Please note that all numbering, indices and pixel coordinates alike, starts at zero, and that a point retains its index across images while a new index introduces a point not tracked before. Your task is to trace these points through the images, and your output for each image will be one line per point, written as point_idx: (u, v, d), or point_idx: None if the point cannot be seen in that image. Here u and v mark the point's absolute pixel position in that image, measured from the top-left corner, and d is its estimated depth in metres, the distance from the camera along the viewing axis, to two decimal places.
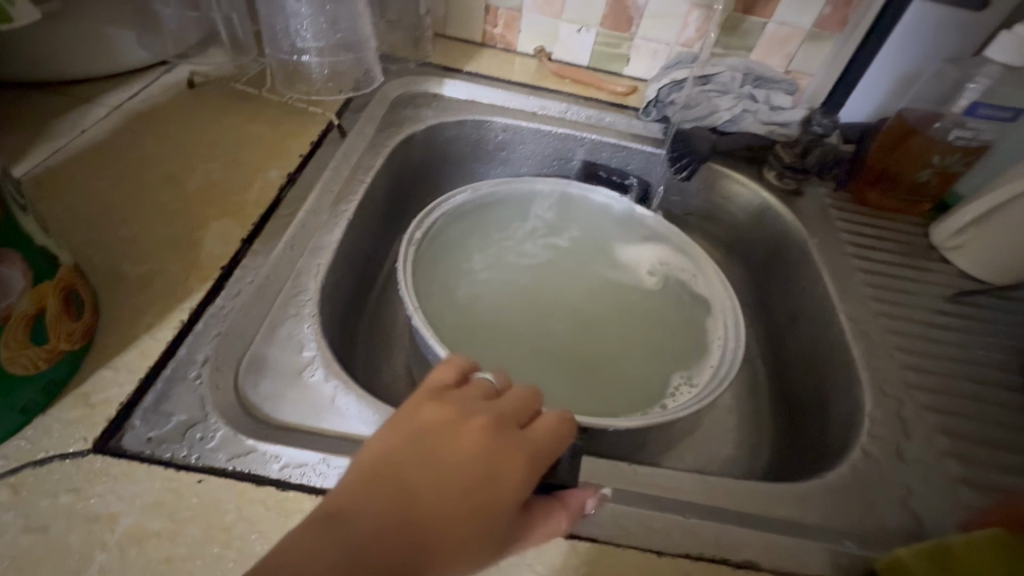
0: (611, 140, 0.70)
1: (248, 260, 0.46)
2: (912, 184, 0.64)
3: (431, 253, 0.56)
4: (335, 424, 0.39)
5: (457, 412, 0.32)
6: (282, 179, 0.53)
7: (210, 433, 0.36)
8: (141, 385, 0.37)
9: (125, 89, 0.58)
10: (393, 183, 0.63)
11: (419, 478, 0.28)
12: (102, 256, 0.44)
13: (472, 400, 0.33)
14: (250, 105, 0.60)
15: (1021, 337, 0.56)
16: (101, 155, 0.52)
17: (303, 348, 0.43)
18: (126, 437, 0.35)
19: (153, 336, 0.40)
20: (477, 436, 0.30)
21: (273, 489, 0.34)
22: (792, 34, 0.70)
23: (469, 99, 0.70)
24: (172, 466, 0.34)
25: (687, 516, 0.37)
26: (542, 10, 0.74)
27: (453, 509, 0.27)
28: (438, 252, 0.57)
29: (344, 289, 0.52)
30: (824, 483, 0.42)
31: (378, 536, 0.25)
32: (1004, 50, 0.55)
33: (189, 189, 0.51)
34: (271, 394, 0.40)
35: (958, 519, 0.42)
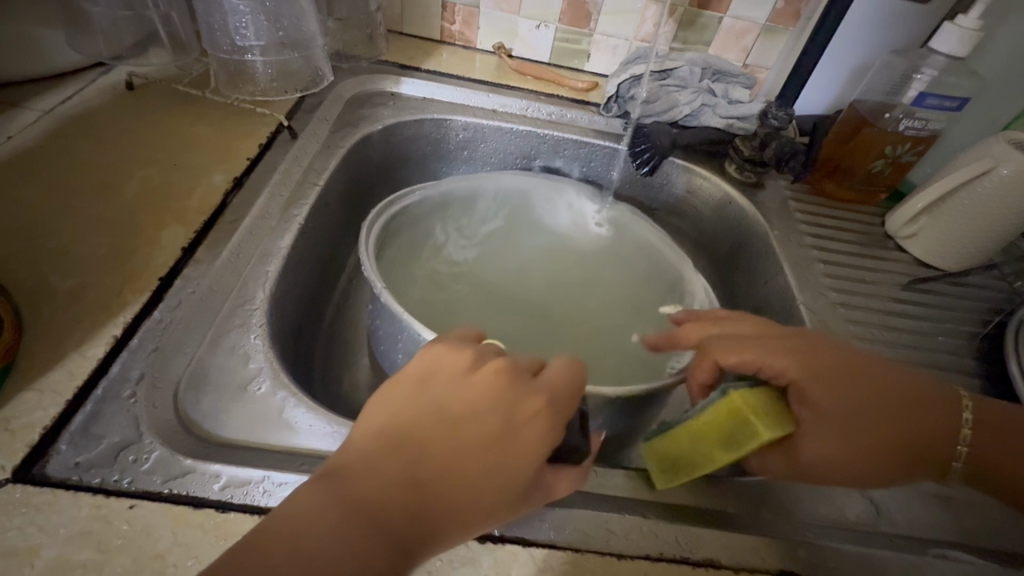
0: (573, 137, 0.69)
1: (189, 269, 0.44)
2: (866, 175, 0.65)
3: (393, 247, 0.53)
4: (283, 439, 0.37)
5: (472, 366, 0.31)
6: (228, 184, 0.51)
7: (145, 455, 0.34)
8: (69, 407, 0.35)
9: (58, 93, 0.55)
10: (350, 185, 0.61)
11: (430, 437, 0.28)
12: (29, 270, 0.41)
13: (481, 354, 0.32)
14: (194, 108, 0.58)
15: (972, 322, 0.57)
16: (30, 162, 0.49)
17: (249, 359, 0.41)
18: (51, 463, 0.33)
19: (83, 353, 0.37)
20: (491, 394, 0.29)
21: (212, 511, 0.32)
22: (748, 28, 0.70)
23: (427, 98, 0.69)
24: (102, 492, 0.32)
25: (648, 517, 0.37)
26: (500, 6, 0.72)
27: (464, 471, 0.27)
28: (406, 241, 0.55)
29: (297, 297, 0.50)
30: (784, 476, 0.42)
31: (385, 496, 0.26)
32: (948, 41, 0.56)
33: (126, 196, 0.48)
34: (213, 410, 0.38)
35: (916, 504, 0.42)
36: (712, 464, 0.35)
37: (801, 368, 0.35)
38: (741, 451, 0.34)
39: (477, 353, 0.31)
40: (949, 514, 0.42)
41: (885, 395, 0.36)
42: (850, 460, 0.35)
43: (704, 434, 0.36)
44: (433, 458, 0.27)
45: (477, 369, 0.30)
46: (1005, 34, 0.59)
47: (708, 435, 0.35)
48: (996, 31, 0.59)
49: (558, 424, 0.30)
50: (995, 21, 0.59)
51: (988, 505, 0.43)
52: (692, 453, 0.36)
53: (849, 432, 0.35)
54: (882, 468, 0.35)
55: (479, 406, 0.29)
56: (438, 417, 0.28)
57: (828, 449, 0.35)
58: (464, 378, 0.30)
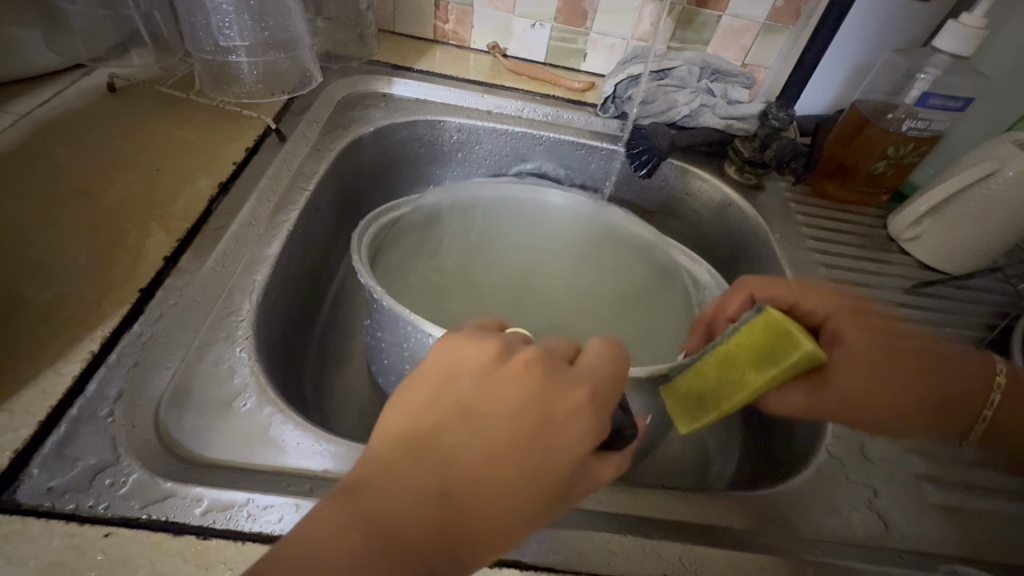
0: (569, 138, 0.68)
1: (172, 279, 0.43)
2: (868, 176, 0.64)
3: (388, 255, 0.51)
4: (269, 458, 0.36)
5: (497, 355, 0.28)
6: (213, 189, 0.49)
7: (122, 478, 0.32)
8: (42, 428, 0.33)
9: (36, 95, 0.53)
10: (341, 189, 0.59)
11: (456, 441, 0.25)
12: (2, 282, 0.40)
13: (505, 343, 0.29)
14: (179, 110, 0.56)
15: (978, 325, 0.56)
16: (4, 168, 0.47)
17: (234, 374, 0.39)
18: (22, 488, 0.31)
19: (57, 370, 0.36)
20: (521, 389, 0.26)
21: (192, 538, 0.30)
22: (747, 27, 0.69)
23: (420, 99, 0.67)
24: (75, 519, 0.30)
25: (650, 536, 0.36)
26: (494, 4, 0.71)
27: (497, 477, 0.24)
28: (406, 247, 0.53)
29: (286, 306, 0.49)
30: (790, 490, 0.41)
31: (410, 512, 0.23)
32: (951, 40, 0.55)
33: (107, 202, 0.47)
34: (196, 428, 0.36)
35: (925, 518, 0.41)
36: (734, 393, 0.36)
37: (829, 306, 0.42)
38: (761, 373, 0.34)
39: (504, 343, 0.28)
40: (958, 527, 0.41)
41: (908, 350, 0.40)
42: (866, 400, 0.38)
43: (734, 359, 0.37)
44: (459, 468, 0.24)
45: (505, 364, 0.27)
46: (1009, 32, 0.57)
47: (738, 357, 0.36)
48: (1000, 29, 0.58)
49: (599, 416, 0.27)
50: (999, 18, 0.57)
51: (998, 518, 0.42)
52: (721, 380, 0.37)
53: (873, 376, 0.38)
54: (902, 408, 0.39)
55: (507, 406, 0.26)
56: (464, 419, 0.26)
57: (846, 387, 0.38)
58: (491, 373, 0.27)
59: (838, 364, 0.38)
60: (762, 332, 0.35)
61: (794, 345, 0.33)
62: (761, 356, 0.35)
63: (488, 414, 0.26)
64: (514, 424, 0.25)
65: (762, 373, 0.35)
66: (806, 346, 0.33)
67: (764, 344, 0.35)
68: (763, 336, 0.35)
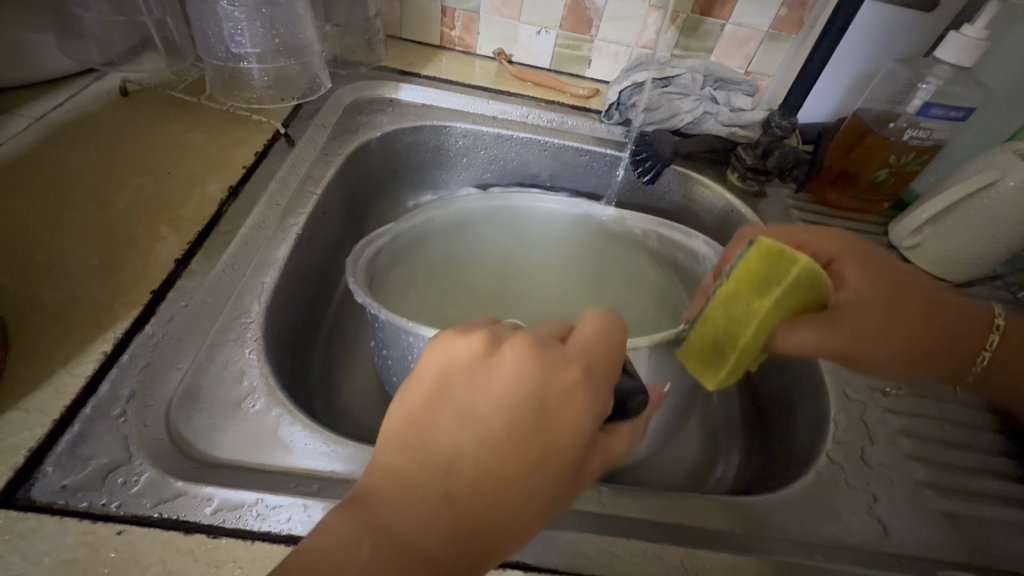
0: (573, 144, 0.68)
1: (183, 282, 0.43)
2: (869, 184, 0.64)
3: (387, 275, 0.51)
4: (277, 458, 0.36)
5: (487, 347, 0.28)
6: (223, 193, 0.50)
7: (134, 477, 0.33)
8: (56, 427, 0.34)
9: (49, 99, 0.54)
10: (348, 193, 0.60)
11: (456, 439, 0.25)
12: (16, 283, 0.40)
13: (495, 333, 0.29)
14: (189, 114, 0.57)
15: None
16: (19, 170, 0.48)
17: (244, 376, 0.39)
18: (37, 486, 0.32)
19: (71, 371, 0.36)
20: (515, 377, 0.27)
21: (203, 537, 0.31)
22: (750, 35, 0.69)
23: (426, 104, 0.68)
24: (89, 517, 0.31)
25: (652, 539, 0.36)
26: (500, 12, 0.72)
27: (501, 470, 0.25)
28: (406, 267, 0.53)
29: (294, 308, 0.49)
30: (790, 494, 0.42)
31: (417, 517, 0.24)
32: (953, 50, 0.56)
33: (119, 205, 0.47)
34: (206, 428, 0.37)
35: (923, 525, 0.42)
36: (749, 321, 0.36)
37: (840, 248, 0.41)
38: (767, 298, 0.35)
39: (493, 334, 0.29)
40: (957, 534, 0.41)
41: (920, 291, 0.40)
42: (882, 344, 0.38)
43: (737, 293, 0.37)
44: (465, 469, 0.25)
45: (494, 355, 0.27)
46: (1010, 44, 0.58)
47: (739, 290, 0.37)
48: (1001, 40, 0.59)
49: (594, 396, 0.28)
50: (1000, 30, 0.58)
51: (998, 526, 0.42)
52: (730, 318, 0.38)
53: (888, 320, 0.38)
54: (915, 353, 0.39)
55: (506, 398, 0.26)
56: (461, 415, 0.26)
57: (863, 324, 0.38)
58: (483, 367, 0.27)
59: (852, 305, 0.38)
60: (752, 259, 0.36)
61: (790, 263, 0.34)
62: (763, 281, 0.35)
63: (486, 411, 0.26)
64: (516, 418, 0.26)
65: (766, 298, 0.35)
66: (803, 261, 0.34)
67: (758, 270, 0.36)
68: (759, 258, 0.35)
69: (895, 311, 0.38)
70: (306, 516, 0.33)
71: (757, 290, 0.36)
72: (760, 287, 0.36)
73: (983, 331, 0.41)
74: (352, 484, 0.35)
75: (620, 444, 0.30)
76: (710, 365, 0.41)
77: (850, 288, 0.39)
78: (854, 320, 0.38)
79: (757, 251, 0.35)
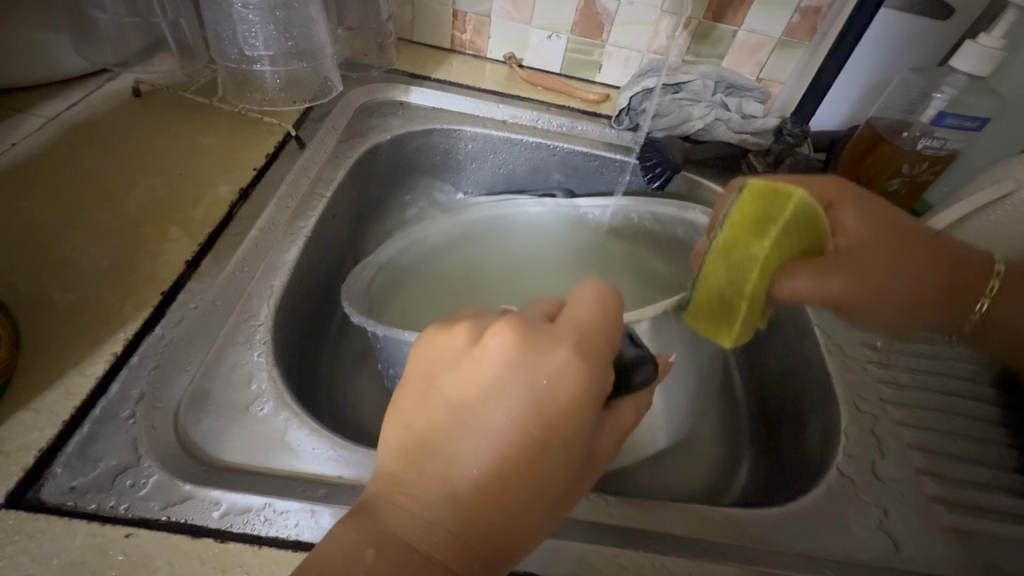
0: (583, 149, 0.68)
1: (193, 283, 0.43)
2: (882, 193, 0.63)
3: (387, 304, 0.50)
4: (284, 462, 0.36)
5: (471, 339, 0.27)
6: (234, 195, 0.50)
7: (142, 480, 0.33)
8: (65, 428, 0.34)
9: (64, 98, 0.55)
10: (357, 196, 0.60)
11: (452, 439, 0.25)
12: (28, 283, 0.40)
13: (477, 324, 0.28)
14: (201, 115, 0.57)
15: None
16: (33, 170, 0.48)
17: (252, 379, 0.39)
18: (46, 487, 0.32)
19: (81, 371, 0.36)
20: (501, 369, 0.25)
21: (210, 541, 0.31)
22: (762, 42, 0.69)
23: (436, 107, 0.68)
24: (97, 520, 0.31)
25: (660, 551, 0.36)
26: (511, 16, 0.72)
27: (501, 466, 0.24)
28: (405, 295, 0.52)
29: (302, 310, 0.49)
30: (799, 507, 0.41)
31: (424, 520, 0.24)
32: (969, 59, 0.55)
33: (131, 205, 0.48)
34: (214, 431, 0.37)
35: (934, 540, 0.41)
36: (750, 266, 0.37)
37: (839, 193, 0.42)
38: (767, 238, 0.36)
39: (477, 326, 0.28)
40: (968, 551, 0.41)
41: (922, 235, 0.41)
42: (880, 289, 0.39)
43: (735, 241, 0.38)
44: (463, 472, 0.25)
45: (477, 345, 0.27)
46: None
47: (738, 236, 0.38)
48: (1018, 51, 0.58)
49: (593, 379, 0.26)
50: (1017, 40, 0.57)
51: (1011, 543, 0.41)
52: (731, 269, 0.38)
53: (885, 265, 0.39)
54: (914, 300, 0.40)
55: (496, 392, 0.25)
56: (453, 412, 0.26)
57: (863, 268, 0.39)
58: (469, 359, 0.26)
59: (847, 251, 0.39)
60: (752, 203, 0.37)
61: (786, 202, 0.36)
62: (760, 223, 0.37)
63: (477, 403, 0.25)
64: (509, 413, 0.25)
65: (765, 239, 0.36)
66: (799, 196, 0.36)
67: (753, 211, 0.37)
68: (756, 201, 0.37)
69: (892, 254, 0.40)
70: (314, 522, 0.33)
71: (754, 232, 0.37)
72: (757, 229, 0.37)
73: (983, 280, 0.41)
74: (360, 490, 0.35)
75: (629, 417, 0.30)
76: (720, 324, 0.41)
77: (850, 234, 0.40)
78: (851, 264, 0.39)
79: (753, 193, 0.37)
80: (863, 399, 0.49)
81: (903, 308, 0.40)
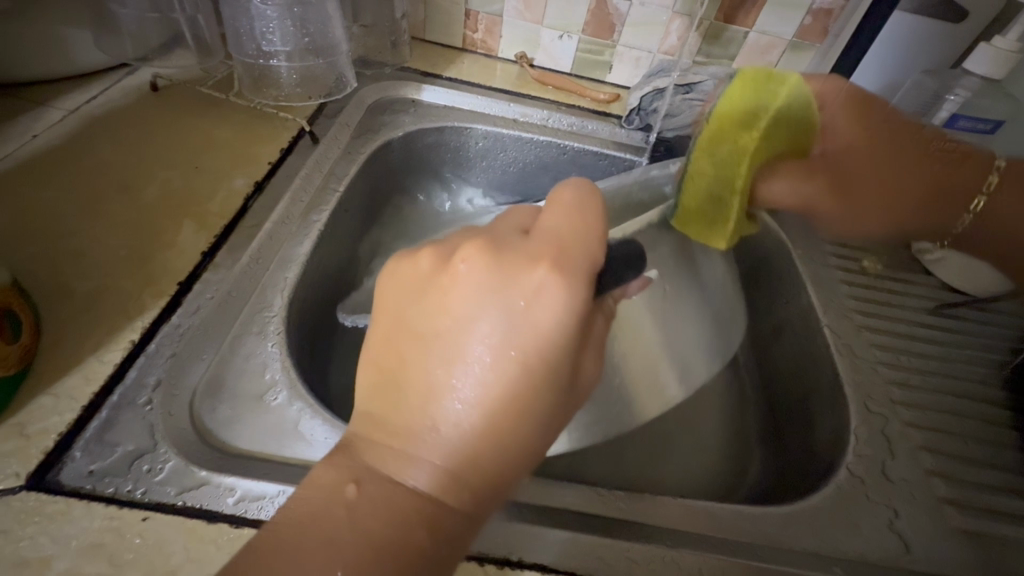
0: (593, 148, 0.68)
1: (208, 274, 0.44)
2: None
3: None
4: (298, 451, 0.36)
5: (440, 265, 0.29)
6: (248, 188, 0.51)
7: (159, 465, 0.33)
8: (84, 413, 0.34)
9: (82, 92, 0.55)
10: (368, 192, 0.61)
11: (433, 373, 0.27)
12: (48, 271, 0.41)
13: (442, 251, 0.30)
14: (217, 110, 0.58)
15: (1000, 349, 0.56)
16: (53, 161, 0.49)
17: (266, 369, 0.40)
18: (65, 470, 0.32)
19: (99, 358, 0.37)
20: (470, 293, 0.27)
21: (225, 527, 0.32)
22: (773, 43, 0.70)
23: (447, 105, 0.68)
24: (115, 503, 0.31)
25: (669, 545, 0.36)
26: (523, 15, 0.72)
27: (484, 394, 0.26)
28: None
29: (314, 303, 0.50)
30: (809, 505, 0.41)
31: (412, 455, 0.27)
32: (982, 63, 0.55)
33: (148, 197, 0.48)
34: (228, 419, 0.37)
35: (945, 542, 0.41)
36: (744, 152, 0.44)
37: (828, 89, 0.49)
38: (759, 126, 0.43)
39: (446, 252, 0.29)
40: (978, 552, 0.41)
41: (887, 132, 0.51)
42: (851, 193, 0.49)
43: (724, 134, 0.44)
44: (446, 401, 0.26)
45: (445, 272, 0.28)
46: None
47: (729, 130, 0.44)
48: None
49: (570, 294, 0.26)
50: None
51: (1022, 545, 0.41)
52: (721, 160, 0.44)
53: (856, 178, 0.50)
54: (894, 202, 0.51)
55: (467, 317, 0.27)
56: (430, 340, 0.28)
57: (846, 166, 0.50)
58: (440, 284, 0.28)
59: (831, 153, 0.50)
60: (743, 91, 0.43)
61: (772, 94, 0.44)
62: (751, 114, 0.43)
63: (450, 329, 0.27)
64: (484, 339, 0.26)
65: (755, 130, 0.43)
66: (785, 86, 0.44)
67: (744, 100, 0.43)
68: (749, 83, 0.44)
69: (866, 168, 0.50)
70: None
71: (749, 120, 0.43)
72: (752, 117, 0.43)
73: (981, 176, 0.50)
74: None
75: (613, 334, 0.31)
76: (711, 224, 0.46)
77: (841, 136, 0.50)
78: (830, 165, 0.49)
79: (746, 76, 0.44)
80: (873, 399, 0.49)
81: (887, 217, 0.52)
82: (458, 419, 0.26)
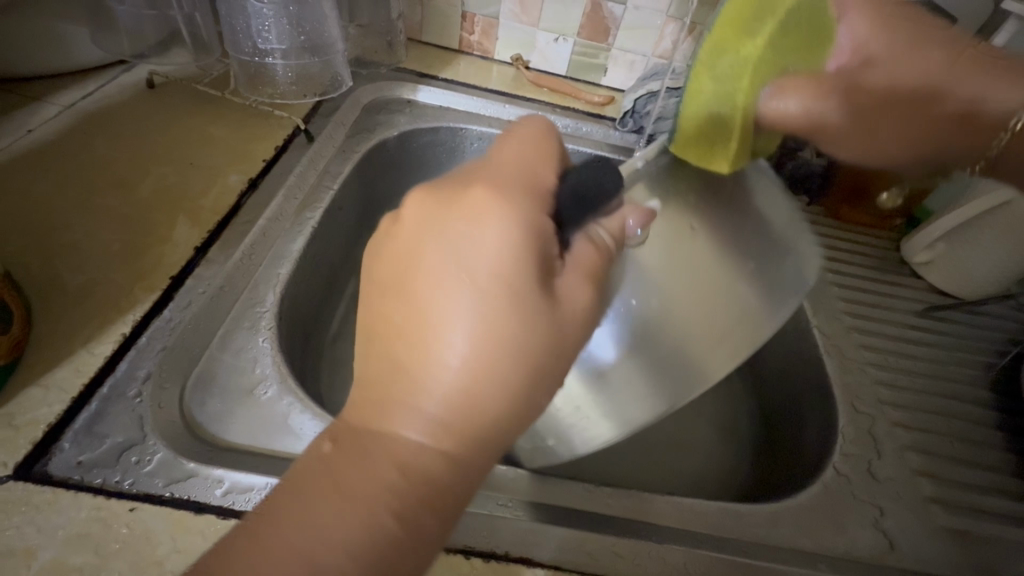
0: (587, 150, 0.69)
1: (201, 269, 0.44)
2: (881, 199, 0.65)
3: None
4: (288, 444, 0.36)
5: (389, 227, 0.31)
6: (243, 184, 0.51)
7: (148, 456, 0.33)
8: (74, 404, 0.35)
9: (79, 88, 0.56)
10: (362, 190, 0.61)
11: (392, 323, 0.28)
12: (41, 264, 0.41)
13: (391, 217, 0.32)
14: (213, 107, 0.58)
15: (988, 351, 0.56)
16: (47, 156, 0.49)
17: (257, 364, 0.40)
18: (53, 461, 0.32)
19: (90, 350, 0.37)
20: (415, 242, 0.29)
21: (213, 518, 0.32)
22: None
23: (443, 106, 0.69)
24: (102, 493, 0.32)
25: (656, 541, 0.36)
26: (519, 18, 0.73)
27: (444, 327, 0.27)
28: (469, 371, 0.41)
29: (307, 300, 0.50)
30: (796, 503, 0.41)
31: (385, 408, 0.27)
32: None
33: (142, 193, 0.48)
34: (219, 413, 0.37)
35: (929, 540, 0.41)
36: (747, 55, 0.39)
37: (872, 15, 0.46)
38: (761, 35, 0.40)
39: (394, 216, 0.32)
40: (963, 551, 0.41)
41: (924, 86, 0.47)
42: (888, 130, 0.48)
43: (724, 44, 0.40)
44: (408, 344, 0.27)
45: (393, 231, 0.30)
46: None
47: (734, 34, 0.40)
48: None
49: (503, 221, 0.28)
50: None
51: (1005, 544, 0.42)
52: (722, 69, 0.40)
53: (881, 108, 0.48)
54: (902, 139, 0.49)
55: (416, 263, 0.28)
56: (383, 293, 0.29)
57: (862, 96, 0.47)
58: (387, 244, 0.30)
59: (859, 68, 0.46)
60: None
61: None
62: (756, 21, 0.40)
63: (400, 277, 0.29)
64: (435, 281, 0.28)
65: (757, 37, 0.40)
66: None
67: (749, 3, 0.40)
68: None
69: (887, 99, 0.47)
70: None
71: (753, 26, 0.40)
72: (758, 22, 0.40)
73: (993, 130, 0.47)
74: None
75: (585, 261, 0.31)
76: (714, 145, 0.37)
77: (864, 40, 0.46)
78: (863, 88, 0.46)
79: None
80: (861, 399, 0.49)
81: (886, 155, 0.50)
82: (454, 387, 0.27)
